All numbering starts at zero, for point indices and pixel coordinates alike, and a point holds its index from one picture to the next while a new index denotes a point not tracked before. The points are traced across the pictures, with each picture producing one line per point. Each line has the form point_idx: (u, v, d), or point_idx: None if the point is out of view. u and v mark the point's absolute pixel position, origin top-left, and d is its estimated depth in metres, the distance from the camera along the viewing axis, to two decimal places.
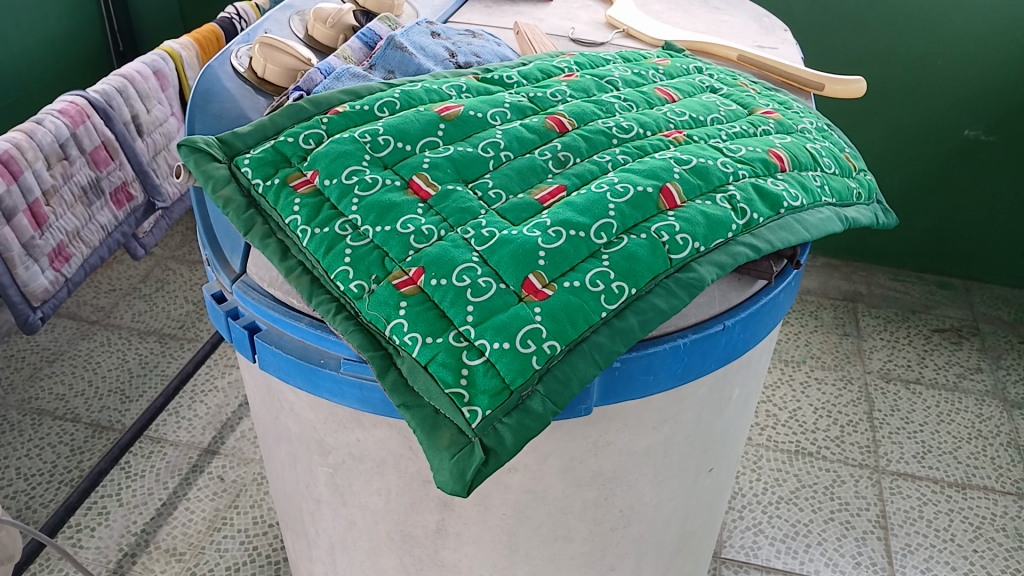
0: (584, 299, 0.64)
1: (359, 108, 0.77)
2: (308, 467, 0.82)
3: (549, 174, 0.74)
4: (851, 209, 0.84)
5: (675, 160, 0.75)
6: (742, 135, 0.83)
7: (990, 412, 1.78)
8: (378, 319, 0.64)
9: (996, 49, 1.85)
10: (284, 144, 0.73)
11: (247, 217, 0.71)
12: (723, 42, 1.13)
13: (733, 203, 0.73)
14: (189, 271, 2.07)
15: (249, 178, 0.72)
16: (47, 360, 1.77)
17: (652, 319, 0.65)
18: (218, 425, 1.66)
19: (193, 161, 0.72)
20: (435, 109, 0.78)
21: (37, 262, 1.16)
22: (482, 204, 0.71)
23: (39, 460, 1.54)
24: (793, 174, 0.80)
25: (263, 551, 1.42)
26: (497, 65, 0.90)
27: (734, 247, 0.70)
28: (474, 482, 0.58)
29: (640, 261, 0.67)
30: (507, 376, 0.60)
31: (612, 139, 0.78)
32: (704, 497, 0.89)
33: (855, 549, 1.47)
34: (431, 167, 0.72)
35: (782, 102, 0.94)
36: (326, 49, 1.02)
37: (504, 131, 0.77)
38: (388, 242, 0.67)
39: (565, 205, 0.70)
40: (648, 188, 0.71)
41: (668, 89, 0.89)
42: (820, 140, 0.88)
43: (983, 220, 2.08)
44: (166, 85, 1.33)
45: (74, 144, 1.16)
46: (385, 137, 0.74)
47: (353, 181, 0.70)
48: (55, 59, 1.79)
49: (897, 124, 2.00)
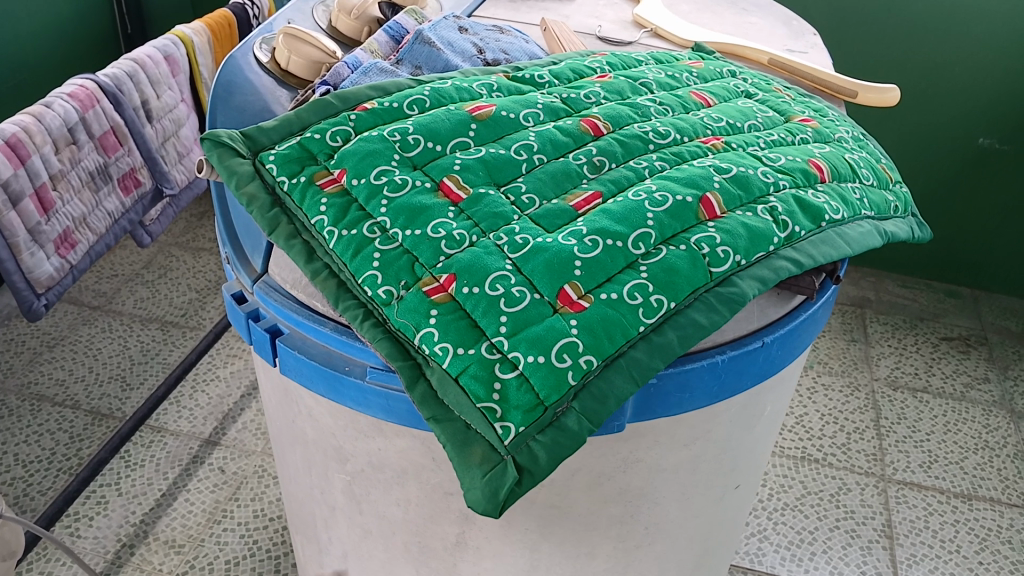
0: (622, 313, 0.61)
1: (387, 105, 0.74)
2: (323, 472, 0.80)
3: (584, 180, 0.72)
4: (889, 222, 0.81)
5: (715, 168, 0.72)
6: (780, 143, 0.81)
7: (997, 423, 1.76)
8: (406, 328, 0.61)
9: (1012, 58, 1.83)
10: (310, 140, 0.71)
11: (271, 217, 0.68)
12: (754, 46, 1.11)
13: (775, 215, 0.70)
14: (192, 259, 2.04)
15: (274, 175, 0.69)
16: (48, 345, 1.74)
17: (691, 335, 0.63)
18: (220, 416, 1.64)
19: (216, 156, 0.70)
20: (465, 108, 0.75)
21: (42, 248, 1.13)
22: (515, 210, 0.68)
23: (38, 447, 1.51)
24: (833, 185, 0.77)
25: (263, 544, 1.40)
26: (527, 64, 0.87)
27: (776, 261, 0.68)
28: (507, 501, 0.56)
29: (681, 274, 0.64)
30: (541, 392, 0.58)
31: (649, 145, 0.76)
32: (728, 513, 0.87)
33: (860, 558, 1.45)
34: (462, 168, 0.70)
35: (817, 109, 0.92)
36: (349, 42, 0.99)
37: (538, 133, 0.74)
38: (417, 247, 0.65)
39: (601, 213, 0.67)
40: (687, 197, 0.69)
41: (703, 93, 0.87)
42: (857, 150, 0.86)
43: (995, 229, 2.05)
44: (177, 71, 1.31)
45: (82, 129, 1.14)
46: (415, 136, 0.71)
47: (382, 181, 0.68)
48: (63, 42, 1.76)
49: (913, 130, 1.97)
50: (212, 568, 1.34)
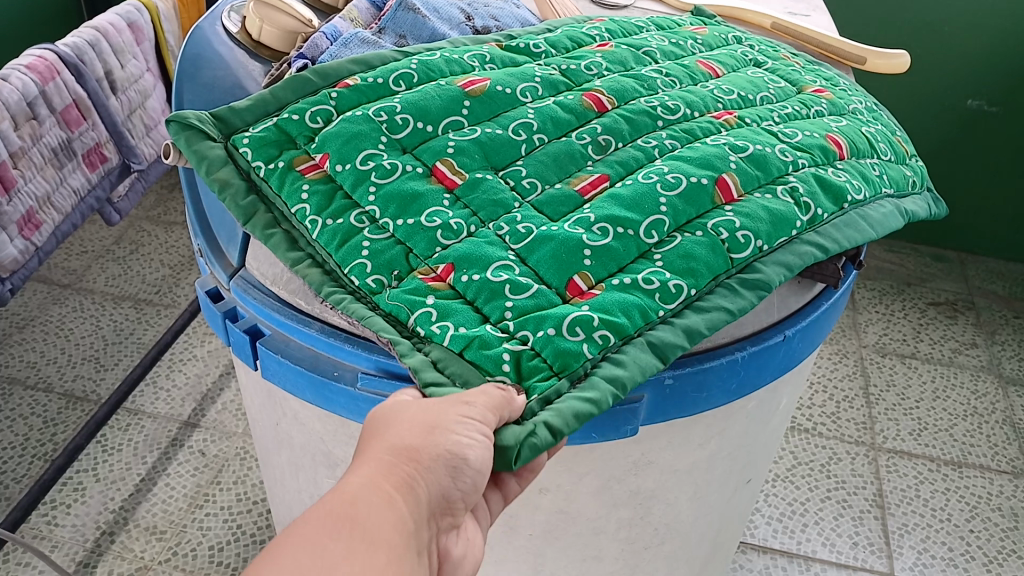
0: (639, 297, 0.56)
1: (371, 80, 0.68)
2: (311, 476, 0.75)
3: (588, 162, 0.66)
4: (909, 200, 0.77)
5: (730, 146, 0.68)
6: (795, 117, 0.76)
7: (986, 388, 1.74)
8: (399, 309, 0.56)
9: (1003, 18, 1.77)
10: (288, 122, 0.64)
11: (248, 204, 0.62)
12: (755, 9, 1.05)
13: (796, 198, 0.66)
14: (164, 234, 1.96)
15: (248, 160, 0.63)
16: (17, 326, 1.67)
17: (719, 321, 0.57)
18: (198, 397, 1.58)
19: (183, 138, 0.63)
20: (457, 83, 0.69)
21: (5, 231, 1.05)
22: (515, 197, 0.62)
23: (8, 433, 1.45)
24: (852, 162, 0.73)
25: (247, 529, 1.35)
26: (520, 31, 0.81)
27: (800, 247, 0.63)
28: (523, 450, 0.49)
29: (701, 262, 0.59)
30: (554, 364, 0.52)
31: (658, 121, 0.71)
32: (738, 507, 0.82)
33: (852, 529, 1.42)
34: (456, 151, 0.64)
35: (829, 78, 0.87)
36: (327, 8, 0.92)
37: (537, 110, 0.68)
38: (410, 237, 0.59)
39: (609, 199, 0.62)
40: (702, 179, 0.64)
41: (710, 62, 0.81)
42: (872, 122, 0.81)
43: (983, 192, 2.02)
44: (142, 38, 1.25)
45: (42, 103, 1.06)
46: (403, 116, 0.65)
47: (369, 166, 0.62)
48: (22, 10, 1.66)
49: (906, 93, 1.92)
50: (191, 555, 1.29)
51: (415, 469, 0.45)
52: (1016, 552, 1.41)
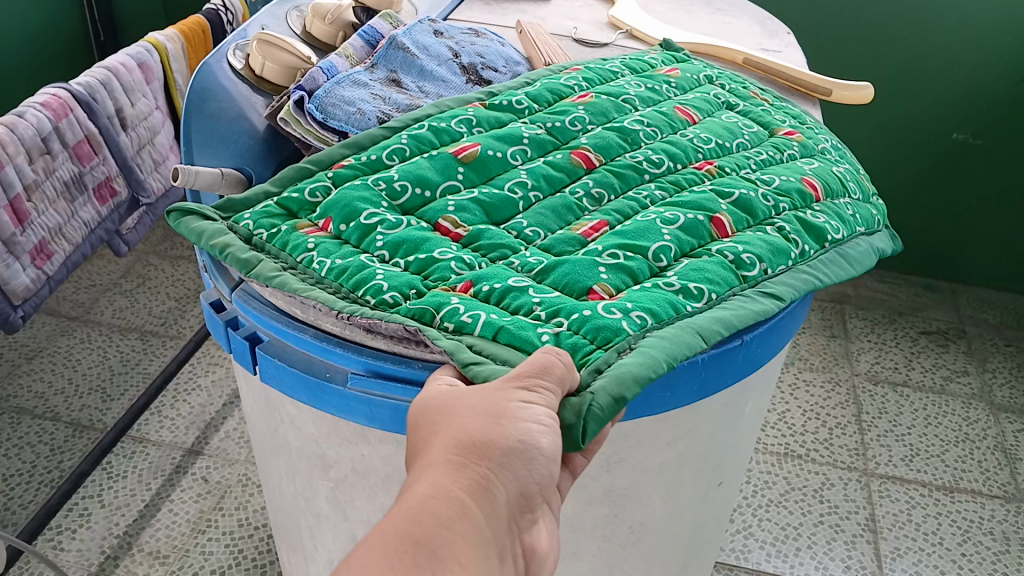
0: (666, 294, 0.67)
1: (366, 159, 0.76)
2: (307, 481, 0.80)
3: (584, 213, 0.75)
4: (879, 235, 0.85)
5: (717, 193, 0.78)
6: (770, 162, 0.85)
7: (977, 415, 1.78)
8: (426, 309, 0.63)
9: (983, 53, 1.85)
10: (289, 199, 0.73)
11: (249, 257, 0.68)
12: (729, 45, 1.12)
13: (784, 235, 0.76)
14: (171, 267, 2.02)
15: (250, 229, 0.71)
16: (26, 357, 1.72)
17: (747, 314, 0.67)
18: (202, 425, 1.62)
19: (183, 224, 0.71)
20: (450, 151, 0.78)
21: (18, 259, 1.11)
22: (520, 243, 0.71)
23: (18, 460, 1.50)
24: (828, 204, 0.82)
25: (249, 553, 1.39)
26: (503, 87, 0.90)
27: (795, 274, 0.73)
28: (588, 424, 0.56)
29: (715, 277, 0.69)
30: (595, 338, 0.62)
31: (645, 175, 0.80)
32: (712, 510, 0.87)
33: (845, 553, 1.46)
34: (457, 210, 0.72)
35: (795, 115, 0.95)
36: (325, 46, 1.00)
37: (529, 171, 0.77)
38: (426, 269, 0.67)
39: (616, 234, 0.72)
40: (699, 216, 0.75)
41: (687, 108, 0.90)
42: (840, 161, 0.89)
43: (970, 224, 2.06)
44: (151, 78, 1.29)
45: (56, 138, 1.13)
46: (403, 182, 0.73)
47: (374, 221, 0.70)
48: (37, 52, 1.75)
49: (889, 127, 1.98)
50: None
51: (486, 469, 0.50)
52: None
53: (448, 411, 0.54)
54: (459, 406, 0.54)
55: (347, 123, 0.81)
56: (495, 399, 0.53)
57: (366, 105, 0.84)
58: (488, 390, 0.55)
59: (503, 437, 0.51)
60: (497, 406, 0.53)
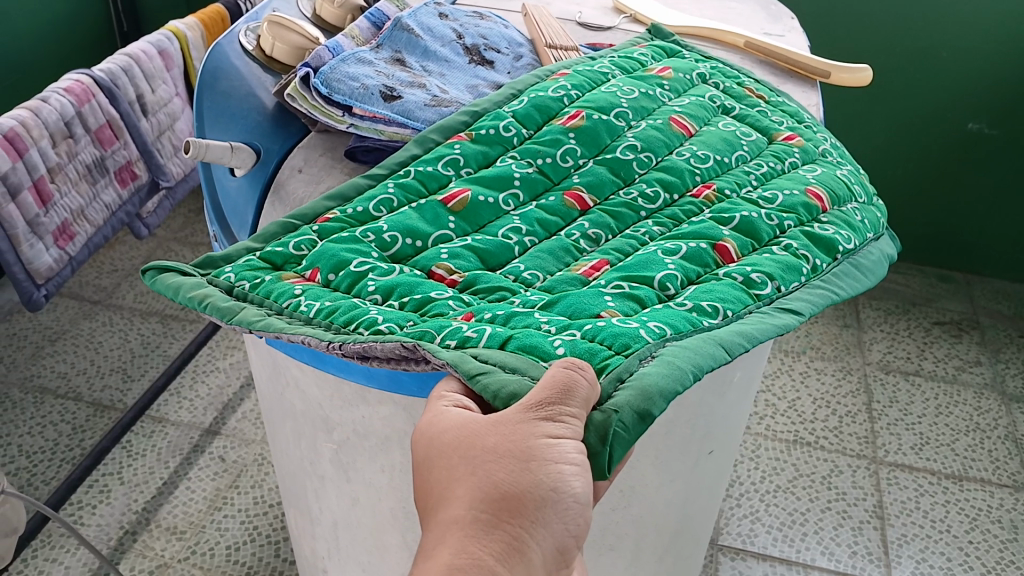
0: (682, 314, 0.67)
1: (353, 210, 0.76)
2: (312, 443, 0.83)
3: (583, 253, 0.75)
4: (886, 239, 0.86)
5: (718, 220, 0.79)
6: (771, 175, 0.86)
7: (989, 405, 1.75)
8: (426, 332, 0.63)
9: (997, 43, 1.79)
10: (272, 253, 0.72)
11: (231, 305, 0.67)
12: (730, 29, 1.15)
13: (792, 252, 0.77)
14: (192, 254, 2.03)
15: (230, 280, 0.69)
16: (49, 339, 1.76)
17: (768, 328, 0.68)
18: (219, 406, 1.64)
19: (159, 281, 0.68)
20: (439, 198, 0.78)
21: (42, 240, 1.16)
22: (519, 285, 0.70)
23: (41, 438, 1.55)
24: (835, 212, 0.83)
25: (263, 530, 1.42)
26: (485, 100, 0.89)
27: (810, 290, 0.74)
28: (614, 450, 0.57)
29: (727, 296, 0.70)
30: (614, 344, 0.63)
31: (641, 212, 0.80)
32: (704, 478, 0.89)
33: (851, 539, 1.46)
34: (451, 257, 0.72)
35: (793, 113, 0.96)
36: (332, 29, 1.05)
37: (522, 215, 0.77)
38: (423, 307, 0.67)
39: (618, 270, 0.72)
40: (701, 244, 0.75)
41: (683, 119, 0.90)
42: (841, 162, 0.91)
43: (984, 215, 2.01)
44: (171, 65, 1.30)
45: (79, 123, 1.16)
46: (391, 234, 0.73)
47: (365, 268, 0.70)
48: (59, 40, 1.78)
49: (902, 118, 1.94)
50: (214, 554, 1.37)
51: (519, 530, 0.50)
52: (1014, 564, 1.43)
53: (467, 450, 0.54)
54: (477, 444, 0.54)
55: (351, 97, 0.87)
56: (519, 437, 0.53)
57: (370, 80, 0.90)
58: (508, 424, 0.54)
59: (528, 485, 0.51)
60: (520, 448, 0.52)
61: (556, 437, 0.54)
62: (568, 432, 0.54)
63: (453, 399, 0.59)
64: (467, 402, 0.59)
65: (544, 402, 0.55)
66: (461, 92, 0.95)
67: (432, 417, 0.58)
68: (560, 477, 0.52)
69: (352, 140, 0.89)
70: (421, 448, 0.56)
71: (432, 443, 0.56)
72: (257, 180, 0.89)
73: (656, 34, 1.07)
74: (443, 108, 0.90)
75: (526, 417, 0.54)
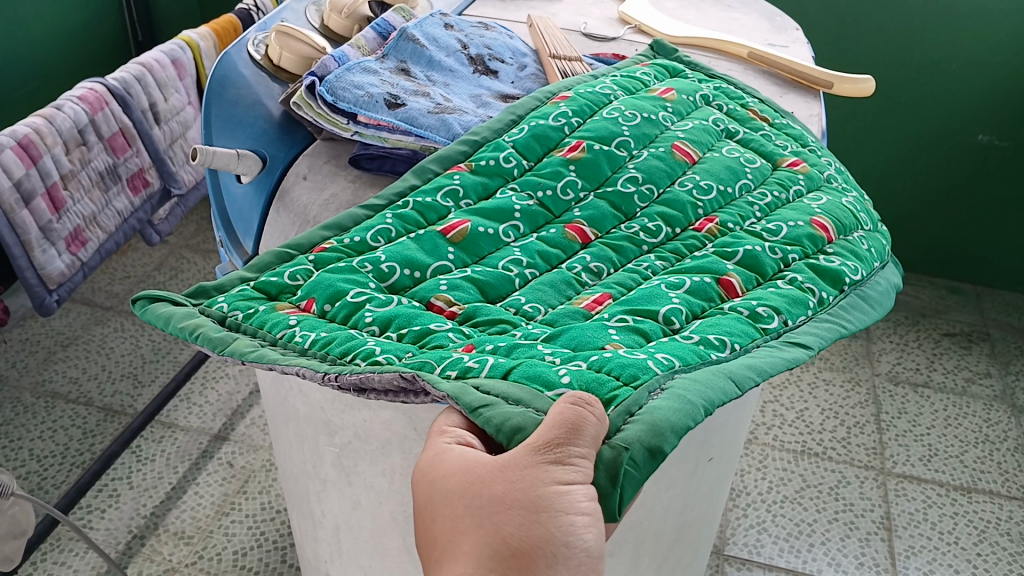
0: (687, 348, 0.68)
1: (351, 240, 0.77)
2: (314, 447, 0.84)
3: (585, 287, 0.75)
4: (892, 267, 0.87)
5: (721, 254, 0.79)
6: (775, 205, 0.87)
7: (998, 417, 1.74)
8: (427, 362, 0.64)
9: (1008, 55, 1.79)
10: (267, 283, 0.73)
11: (222, 336, 0.67)
12: (733, 39, 1.17)
13: (798, 286, 0.77)
14: (203, 261, 2.05)
15: (223, 311, 0.70)
16: (61, 345, 1.78)
17: (777, 362, 0.68)
18: (229, 412, 1.65)
19: (150, 310, 0.69)
20: (440, 229, 0.78)
21: (54, 246, 1.17)
22: (520, 319, 0.71)
23: (52, 443, 1.56)
24: (841, 242, 0.83)
25: (270, 536, 1.43)
26: (485, 126, 0.90)
27: (818, 324, 0.74)
28: (624, 491, 0.56)
29: (733, 330, 0.70)
30: (622, 375, 0.63)
31: (642, 246, 0.80)
32: (703, 485, 0.90)
33: (858, 550, 1.46)
34: (450, 288, 0.72)
35: (797, 137, 0.97)
36: (340, 38, 1.08)
37: (523, 247, 0.78)
38: (422, 339, 0.67)
39: (621, 304, 0.72)
40: (705, 278, 0.75)
41: (686, 145, 0.90)
42: (847, 189, 0.92)
43: (995, 227, 2.00)
44: (184, 75, 1.31)
45: (92, 130, 1.18)
46: (389, 264, 0.74)
47: (363, 298, 0.70)
48: (74, 49, 1.80)
49: (911, 129, 1.94)
50: (221, 560, 1.38)
51: None
52: None
53: (473, 498, 0.54)
54: (485, 493, 0.53)
55: (355, 105, 0.89)
56: (528, 485, 0.52)
57: (374, 88, 0.92)
58: (515, 469, 0.53)
59: (538, 541, 0.50)
60: (530, 498, 0.52)
61: (567, 483, 0.53)
62: (577, 466, 0.54)
63: (456, 436, 0.59)
64: (471, 439, 0.59)
65: (553, 444, 0.54)
66: (464, 102, 0.96)
67: (435, 455, 0.58)
68: (571, 530, 0.51)
69: (356, 147, 0.91)
70: (426, 492, 0.57)
71: (437, 487, 0.56)
72: (263, 187, 0.92)
73: (659, 50, 1.09)
74: (446, 114, 0.91)
75: (534, 461, 0.53)
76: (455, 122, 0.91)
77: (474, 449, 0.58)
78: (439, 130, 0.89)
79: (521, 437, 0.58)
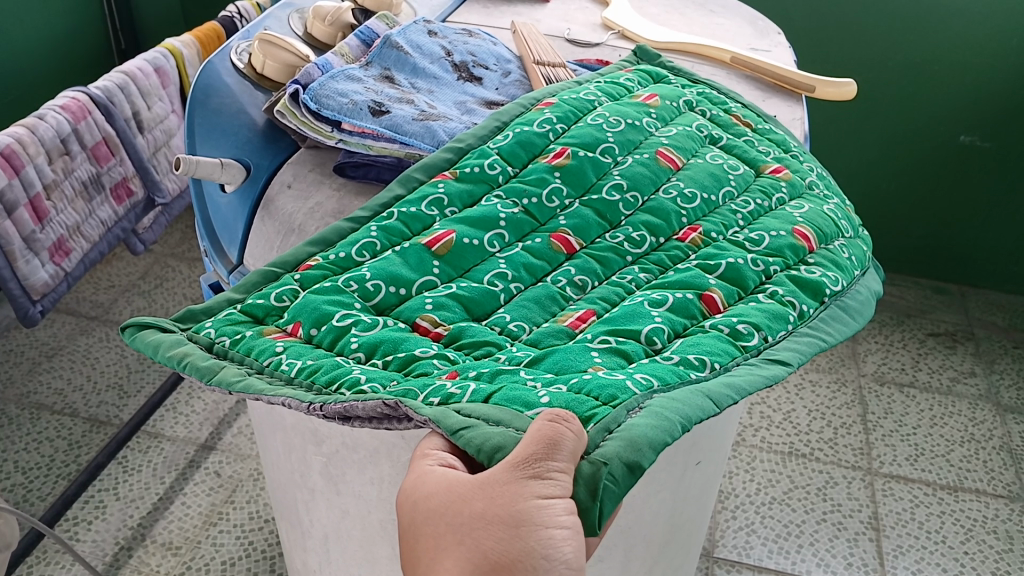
0: (667, 369, 0.68)
1: (336, 256, 0.76)
2: (302, 456, 0.84)
3: (569, 302, 0.75)
4: (872, 273, 0.88)
5: (704, 267, 0.79)
6: (758, 213, 0.87)
7: (983, 416, 1.75)
8: (411, 391, 0.63)
9: (988, 56, 1.81)
10: (254, 305, 0.73)
11: (210, 364, 0.67)
12: (716, 44, 1.18)
13: (778, 299, 0.78)
14: (188, 269, 2.04)
15: (212, 337, 0.70)
16: (46, 355, 1.76)
17: (755, 379, 0.68)
18: (216, 421, 1.64)
19: (139, 338, 0.69)
20: (425, 241, 0.78)
21: (37, 256, 1.17)
22: (505, 339, 0.71)
23: (37, 454, 1.55)
24: (822, 252, 0.84)
25: (258, 545, 1.42)
26: (469, 135, 0.90)
27: (798, 338, 0.75)
28: (604, 505, 0.56)
29: (713, 349, 0.71)
30: (601, 395, 0.63)
31: (627, 257, 0.80)
32: (692, 489, 0.90)
33: (847, 550, 1.46)
34: (435, 308, 0.72)
35: (780, 142, 0.98)
36: (324, 46, 1.08)
37: (509, 259, 0.78)
38: (407, 366, 0.67)
39: (604, 322, 0.72)
40: (687, 294, 0.76)
41: (671, 152, 0.91)
42: (828, 197, 0.92)
43: (979, 228, 2.02)
44: (167, 83, 1.30)
45: (75, 140, 1.17)
46: (375, 282, 0.74)
47: (348, 322, 0.70)
48: (57, 58, 1.79)
49: (894, 131, 1.95)
50: (209, 571, 1.37)
51: None
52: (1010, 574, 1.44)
53: (455, 516, 0.54)
54: (466, 510, 0.53)
55: (339, 113, 0.89)
56: (508, 500, 0.52)
57: (358, 96, 0.92)
58: (495, 485, 0.53)
59: (517, 554, 0.51)
60: (510, 513, 0.52)
61: (547, 496, 0.53)
62: (556, 481, 0.54)
63: (439, 459, 0.59)
64: (453, 461, 0.59)
65: (531, 459, 0.54)
66: (449, 108, 0.96)
67: (417, 477, 0.58)
68: (551, 543, 0.51)
69: (340, 155, 0.92)
70: (408, 513, 0.57)
71: (419, 507, 0.56)
72: (248, 197, 0.92)
73: (642, 55, 1.09)
74: (430, 122, 0.91)
75: (514, 477, 0.53)
76: (439, 129, 0.91)
77: (456, 470, 0.58)
78: (423, 138, 0.89)
79: (502, 456, 0.58)
